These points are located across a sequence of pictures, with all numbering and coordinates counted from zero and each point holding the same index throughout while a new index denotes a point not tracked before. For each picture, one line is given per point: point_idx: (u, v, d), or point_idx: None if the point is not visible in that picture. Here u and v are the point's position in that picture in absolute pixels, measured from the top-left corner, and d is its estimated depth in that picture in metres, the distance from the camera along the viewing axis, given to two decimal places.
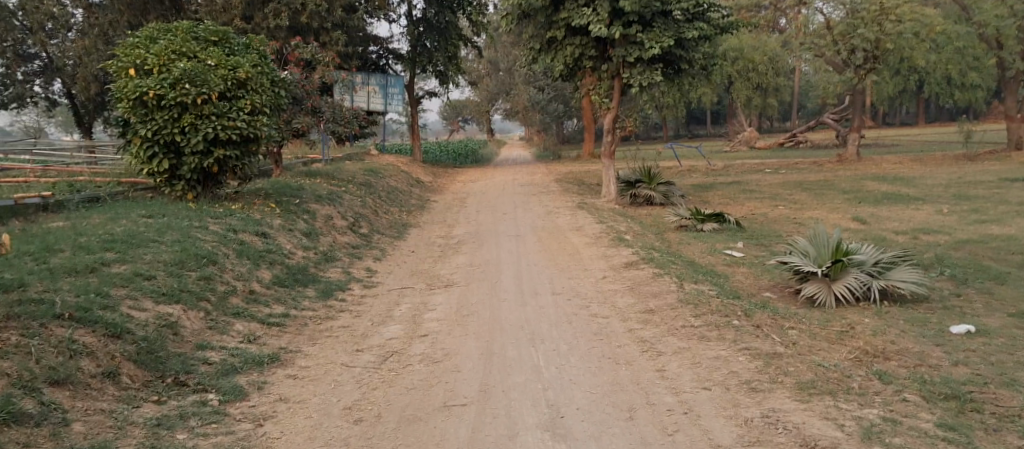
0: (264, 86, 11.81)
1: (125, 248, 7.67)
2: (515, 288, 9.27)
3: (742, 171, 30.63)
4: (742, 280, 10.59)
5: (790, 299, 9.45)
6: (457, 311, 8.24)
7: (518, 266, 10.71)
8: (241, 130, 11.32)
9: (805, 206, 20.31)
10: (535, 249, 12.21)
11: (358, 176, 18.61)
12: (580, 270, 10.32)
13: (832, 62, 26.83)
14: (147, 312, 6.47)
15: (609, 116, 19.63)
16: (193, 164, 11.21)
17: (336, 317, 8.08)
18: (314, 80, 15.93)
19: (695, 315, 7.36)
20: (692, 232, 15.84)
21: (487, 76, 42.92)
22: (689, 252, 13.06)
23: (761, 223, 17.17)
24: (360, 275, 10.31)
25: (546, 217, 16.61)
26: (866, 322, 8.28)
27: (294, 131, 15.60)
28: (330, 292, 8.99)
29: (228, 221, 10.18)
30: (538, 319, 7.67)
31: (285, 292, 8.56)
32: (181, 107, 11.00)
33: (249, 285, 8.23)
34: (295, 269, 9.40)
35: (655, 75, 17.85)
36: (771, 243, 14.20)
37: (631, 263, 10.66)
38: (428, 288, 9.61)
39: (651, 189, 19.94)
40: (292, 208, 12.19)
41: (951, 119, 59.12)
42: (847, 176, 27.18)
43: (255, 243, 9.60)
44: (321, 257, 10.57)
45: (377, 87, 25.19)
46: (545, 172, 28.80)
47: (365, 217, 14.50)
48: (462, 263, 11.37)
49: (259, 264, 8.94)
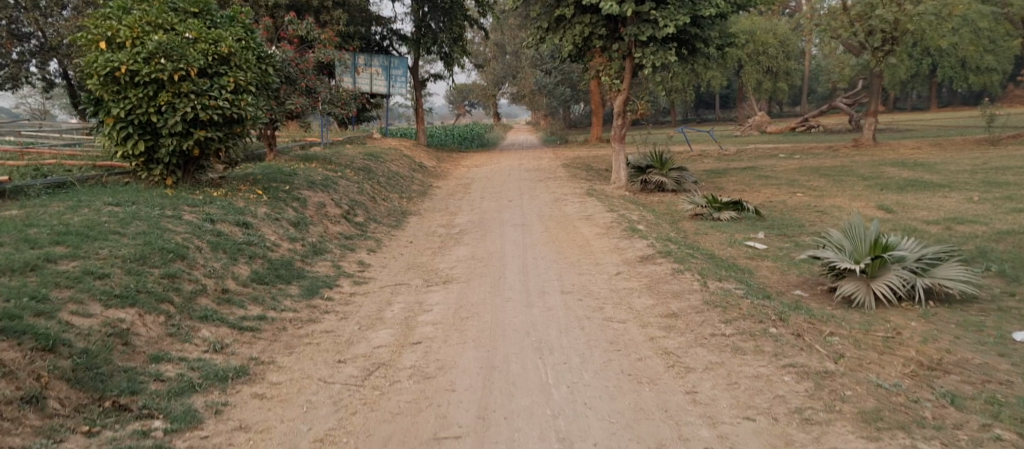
0: (249, 62, 10.90)
1: (78, 242, 6.82)
2: (520, 286, 8.39)
3: (756, 156, 29.68)
4: (769, 277, 9.68)
5: (824, 299, 8.54)
6: (455, 313, 7.36)
7: (523, 260, 9.82)
8: (223, 110, 10.44)
9: (826, 192, 19.35)
10: (543, 241, 11.31)
11: (356, 161, 17.72)
12: (592, 265, 9.43)
13: (849, 44, 25.81)
14: (92, 318, 5.64)
15: (620, 99, 18.65)
16: (171, 147, 10.36)
17: (318, 319, 7.20)
18: (309, 59, 14.97)
19: (726, 321, 6.46)
20: (708, 221, 14.92)
21: (493, 60, 41.85)
22: (707, 243, 12.16)
23: (781, 211, 16.23)
24: (351, 269, 9.43)
25: (553, 205, 15.71)
26: (914, 325, 7.36)
27: (288, 113, 14.66)
28: (315, 290, 8.11)
29: (206, 209, 9.29)
30: (547, 324, 6.79)
31: (264, 291, 7.68)
32: (157, 84, 10.13)
33: (222, 282, 7.35)
34: (277, 263, 8.53)
35: (669, 55, 16.85)
36: (794, 234, 13.27)
37: (647, 257, 9.76)
38: (425, 285, 8.73)
39: (662, 174, 19.03)
40: (280, 195, 11.31)
41: (964, 104, 57.82)
42: (865, 161, 26.19)
43: (233, 234, 8.72)
44: (309, 249, 9.68)
45: (381, 69, 24.16)
46: (551, 157, 27.83)
47: (361, 204, 13.60)
48: (463, 255, 10.48)
49: (236, 258, 8.07)
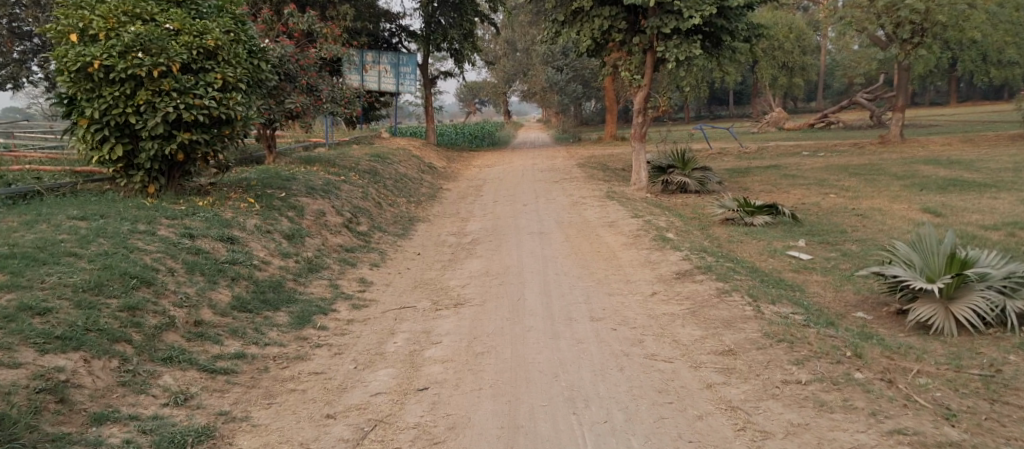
0: (240, 56, 9.79)
1: (20, 267, 5.77)
2: (543, 310, 7.28)
3: (778, 154, 28.50)
4: (823, 295, 8.54)
5: (894, 323, 7.41)
6: (468, 347, 6.29)
7: (545, 277, 8.71)
8: (209, 110, 9.38)
9: (860, 193, 18.21)
10: (565, 253, 10.21)
11: (362, 163, 16.64)
12: (624, 284, 8.30)
13: (876, 37, 24.57)
14: (19, 370, 4.69)
15: (640, 95, 17.47)
16: (152, 151, 9.31)
17: (307, 356, 6.13)
18: (309, 54, 13.87)
19: (798, 362, 5.36)
20: (741, 227, 13.79)
21: (504, 57, 40.65)
22: (744, 253, 11.03)
23: (818, 214, 15.11)
24: (351, 289, 8.33)
25: (572, 209, 14.61)
26: (1010, 358, 6.24)
27: (287, 112, 13.57)
28: (307, 317, 7.05)
29: (187, 221, 8.24)
30: (579, 364, 5.72)
31: (246, 320, 6.59)
32: (135, 80, 9.06)
33: (195, 312, 6.28)
34: (264, 284, 7.46)
35: (694, 48, 15.71)
36: (837, 242, 12.12)
37: (685, 273, 8.64)
38: (433, 309, 7.65)
39: (685, 174, 17.88)
40: (274, 202, 10.25)
41: (985, 98, 56.31)
42: (895, 159, 24.99)
43: (215, 251, 7.64)
44: (303, 266, 8.60)
45: (389, 65, 23.00)
46: (566, 156, 26.70)
47: (365, 211, 12.52)
48: (476, 270, 9.41)
49: (215, 282, 6.98)
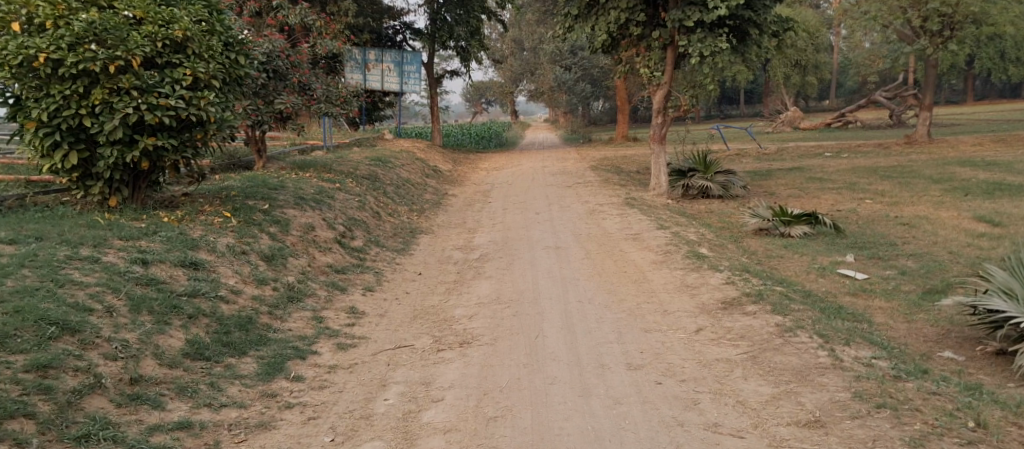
0: (214, 49, 8.49)
1: None
2: (567, 354, 5.99)
3: (799, 155, 27.13)
4: (895, 327, 7.23)
5: (994, 369, 6.12)
6: (477, 409, 5.05)
7: (567, 307, 7.39)
8: (176, 111, 8.05)
9: (898, 198, 16.84)
10: (588, 273, 8.90)
11: (360, 167, 15.36)
12: (662, 317, 6.97)
13: (902, 32, 22.67)
14: None
15: (660, 94, 16.08)
16: (111, 159, 8.00)
17: (272, 422, 4.94)
18: (301, 49, 12.54)
19: (914, 444, 4.33)
20: (777, 238, 12.46)
21: (511, 56, 39.30)
22: (788, 272, 9.71)
23: (858, 224, 13.77)
24: (338, 323, 7.03)
25: (589, 219, 13.32)
26: None
27: (277, 113, 12.29)
28: (280, 364, 5.77)
29: (144, 242, 6.98)
30: (620, 442, 4.54)
31: (200, 373, 5.33)
32: (90, 77, 7.75)
33: (134, 366, 5.05)
34: (229, 322, 6.17)
35: (720, 42, 14.36)
36: (889, 257, 10.79)
37: (732, 303, 7.32)
38: (434, 350, 6.36)
39: (707, 178, 16.49)
40: (253, 216, 8.96)
41: (1002, 96, 54.66)
42: (925, 160, 23.55)
43: (172, 281, 6.38)
44: (282, 294, 7.32)
45: (393, 64, 21.47)
46: (577, 158, 25.38)
47: (361, 223, 11.23)
48: (485, 296, 8.11)
49: (166, 323, 5.70)
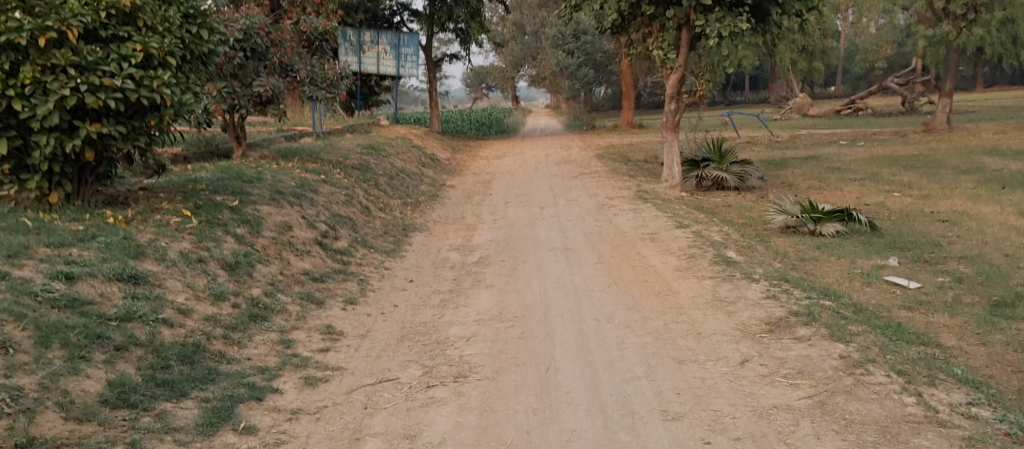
0: (171, 21, 7.24)
1: None
2: (586, 396, 4.87)
3: (812, 143, 25.94)
4: (975, 352, 6.07)
5: None
6: None
7: (582, 330, 6.19)
8: (124, 94, 6.78)
9: (927, 191, 15.62)
10: (603, 283, 7.69)
11: (350, 156, 14.17)
12: (697, 343, 5.80)
13: (923, 14, 21.32)
14: None
15: (674, 79, 14.80)
16: (48, 149, 6.77)
17: None
18: (283, 26, 11.29)
19: None
20: (807, 237, 11.23)
21: (512, 40, 37.95)
22: (829, 278, 8.53)
23: (891, 220, 12.58)
24: (308, 348, 5.86)
25: (599, 215, 12.13)
26: None
27: (257, 97, 11.05)
28: (228, 409, 4.61)
29: (76, 250, 5.81)
30: None
31: (121, 427, 4.22)
32: (19, 52, 6.57)
33: (25, 424, 3.99)
34: (170, 353, 4.99)
35: (740, 22, 13.05)
36: (937, 260, 9.60)
37: (779, 325, 6.15)
38: (423, 386, 5.19)
39: (722, 169, 15.22)
40: (218, 215, 7.77)
41: (1011, 83, 53.30)
42: (946, 150, 22.33)
43: (103, 300, 5.22)
44: (243, 312, 6.14)
45: (389, 46, 20.11)
46: (581, 146, 24.18)
47: (347, 220, 10.04)
48: (486, 312, 6.91)
49: (84, 358, 4.57)
